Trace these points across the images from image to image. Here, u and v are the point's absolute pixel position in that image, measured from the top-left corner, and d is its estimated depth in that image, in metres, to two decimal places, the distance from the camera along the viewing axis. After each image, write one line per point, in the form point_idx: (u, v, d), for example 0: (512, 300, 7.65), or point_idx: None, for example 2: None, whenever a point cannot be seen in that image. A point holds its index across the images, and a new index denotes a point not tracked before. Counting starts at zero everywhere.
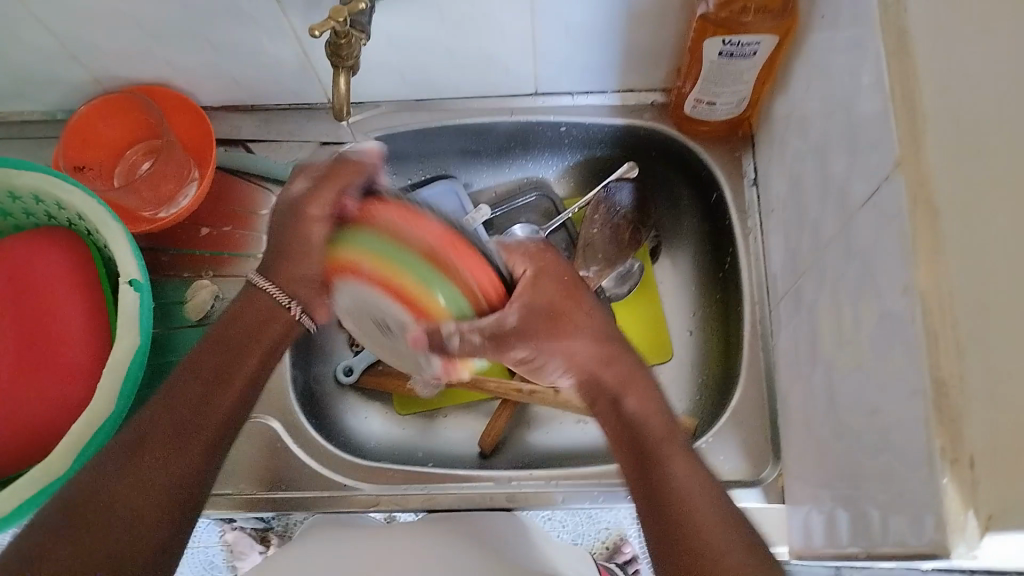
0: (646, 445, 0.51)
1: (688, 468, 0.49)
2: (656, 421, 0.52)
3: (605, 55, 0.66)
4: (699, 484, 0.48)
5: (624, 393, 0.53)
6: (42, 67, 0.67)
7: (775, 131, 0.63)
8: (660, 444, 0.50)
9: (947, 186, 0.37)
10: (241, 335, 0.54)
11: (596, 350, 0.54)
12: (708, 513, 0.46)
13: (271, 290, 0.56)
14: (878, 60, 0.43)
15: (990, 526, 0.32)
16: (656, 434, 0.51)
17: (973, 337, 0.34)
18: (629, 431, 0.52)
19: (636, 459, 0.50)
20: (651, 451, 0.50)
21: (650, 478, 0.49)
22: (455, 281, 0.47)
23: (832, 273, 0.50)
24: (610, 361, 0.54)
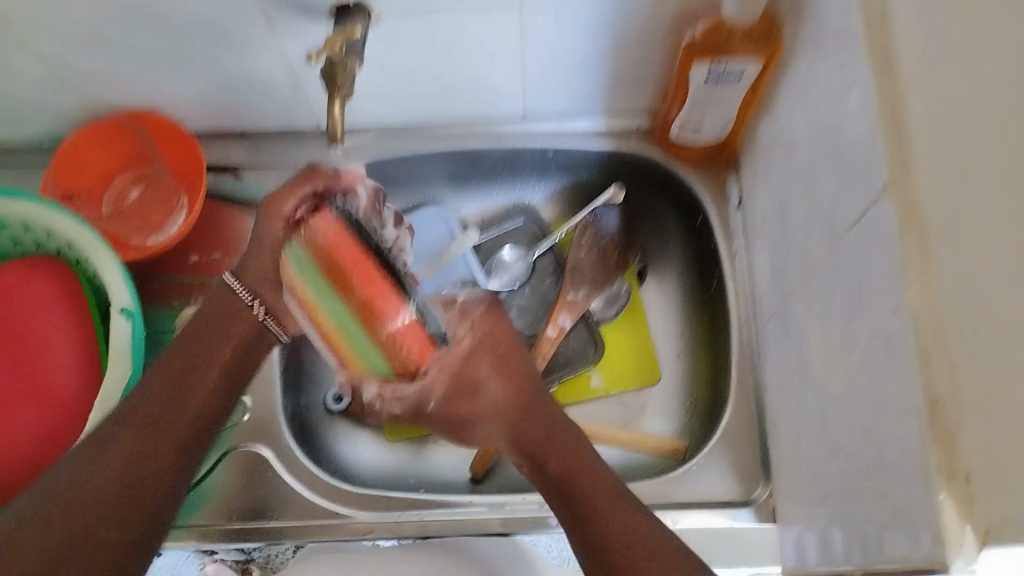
0: (583, 519, 0.53)
1: (622, 520, 0.52)
2: (585, 480, 0.54)
3: (593, 80, 0.68)
4: (624, 530, 0.51)
5: (547, 457, 0.56)
6: (31, 94, 0.67)
7: (759, 155, 0.65)
8: (585, 490, 0.53)
9: (938, 208, 0.38)
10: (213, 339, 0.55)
11: (518, 402, 0.58)
12: (644, 550, 0.50)
13: (235, 289, 0.55)
14: (865, 87, 0.45)
15: (988, 539, 0.33)
16: (586, 496, 0.53)
17: (964, 354, 0.35)
18: (563, 495, 0.54)
19: (575, 525, 0.53)
20: (589, 513, 0.52)
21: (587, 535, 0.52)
22: (373, 337, 0.50)
23: (821, 294, 0.51)
24: (529, 416, 0.58)
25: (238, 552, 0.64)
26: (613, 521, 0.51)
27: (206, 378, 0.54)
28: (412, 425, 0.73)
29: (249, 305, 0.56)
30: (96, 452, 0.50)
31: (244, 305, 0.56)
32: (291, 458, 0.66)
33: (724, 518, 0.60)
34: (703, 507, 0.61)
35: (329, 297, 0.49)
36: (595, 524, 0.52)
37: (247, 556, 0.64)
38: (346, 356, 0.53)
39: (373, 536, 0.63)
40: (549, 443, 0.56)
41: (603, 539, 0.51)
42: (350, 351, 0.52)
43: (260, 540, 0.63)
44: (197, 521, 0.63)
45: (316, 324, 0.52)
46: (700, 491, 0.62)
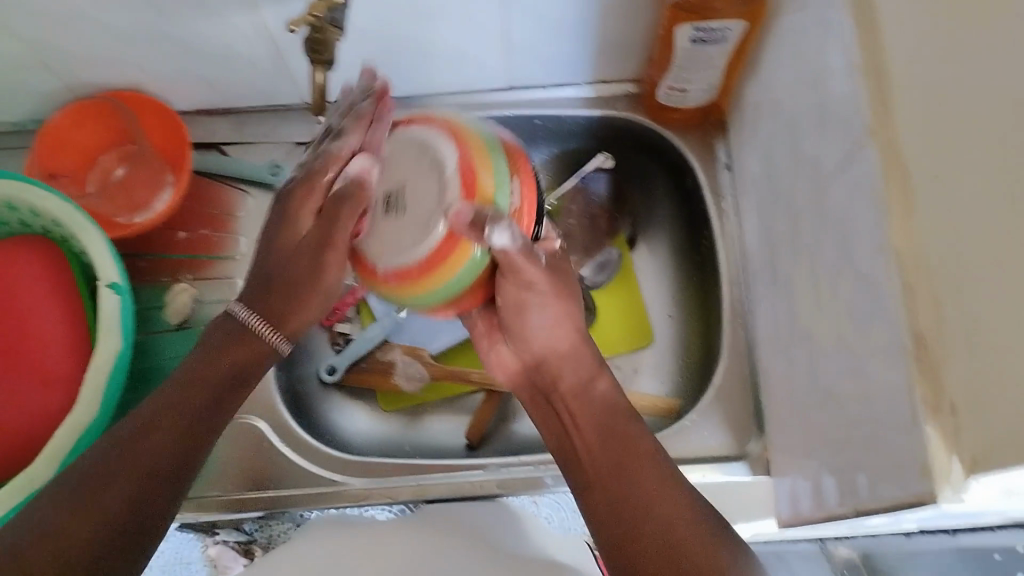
0: (607, 432, 0.49)
1: (651, 453, 0.48)
2: (618, 407, 0.50)
3: (578, 46, 0.67)
4: (659, 462, 0.48)
5: (591, 381, 0.51)
6: (12, 75, 0.67)
7: (746, 114, 0.65)
8: (624, 427, 0.49)
9: (917, 149, 0.38)
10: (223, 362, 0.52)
11: (571, 336, 0.51)
12: (676, 500, 0.46)
13: (241, 316, 0.53)
14: (848, 36, 0.45)
15: (975, 469, 0.33)
16: (621, 421, 0.50)
17: (947, 288, 0.35)
18: (595, 413, 0.50)
19: (602, 438, 0.49)
20: (614, 429, 0.49)
21: (621, 480, 0.47)
22: (516, 181, 0.44)
23: (808, 246, 0.51)
24: (572, 355, 0.51)
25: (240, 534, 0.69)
26: (645, 462, 0.48)
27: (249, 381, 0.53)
28: (408, 394, 0.73)
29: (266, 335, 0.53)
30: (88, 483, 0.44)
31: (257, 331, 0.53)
32: (289, 434, 0.67)
33: (718, 473, 0.61)
34: (697, 463, 0.62)
35: (509, 180, 0.43)
36: (623, 447, 0.48)
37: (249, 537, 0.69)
38: (478, 180, 0.42)
39: (369, 502, 0.64)
40: (568, 361, 0.51)
41: (623, 437, 0.49)
42: (478, 150, 0.43)
43: (263, 510, 0.64)
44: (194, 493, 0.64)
45: (466, 160, 0.42)
46: (692, 447, 0.63)
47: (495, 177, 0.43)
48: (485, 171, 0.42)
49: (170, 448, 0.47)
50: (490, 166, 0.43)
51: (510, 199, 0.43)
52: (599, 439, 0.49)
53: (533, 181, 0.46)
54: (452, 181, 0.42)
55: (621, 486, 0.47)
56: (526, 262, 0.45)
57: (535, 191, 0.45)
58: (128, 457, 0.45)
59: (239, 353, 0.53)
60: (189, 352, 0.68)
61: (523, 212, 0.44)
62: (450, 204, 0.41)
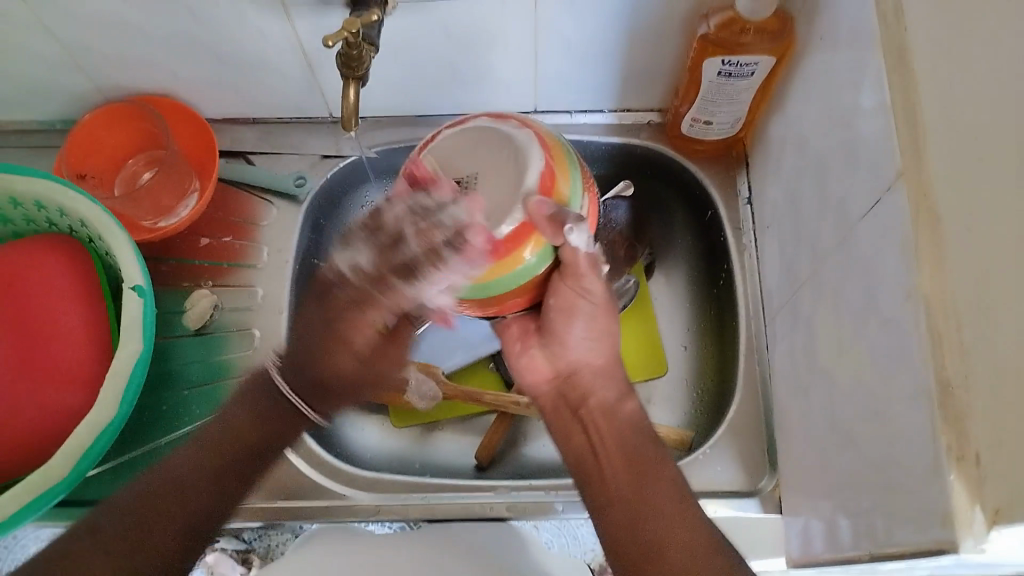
0: (630, 457, 0.51)
1: (670, 481, 0.50)
2: (644, 433, 0.52)
3: (606, 74, 0.68)
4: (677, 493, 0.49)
5: (622, 400, 0.54)
6: (46, 76, 0.67)
7: (770, 150, 0.65)
8: (650, 457, 0.51)
9: (947, 195, 0.38)
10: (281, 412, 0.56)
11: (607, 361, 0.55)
12: (689, 535, 0.47)
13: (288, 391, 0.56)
14: (880, 79, 0.45)
15: (997, 519, 0.33)
16: (649, 451, 0.51)
17: (974, 338, 0.35)
18: (623, 438, 0.52)
19: (626, 463, 0.51)
20: (640, 457, 0.51)
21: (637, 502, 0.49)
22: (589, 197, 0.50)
23: (831, 284, 0.51)
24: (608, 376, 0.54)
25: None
26: (665, 488, 0.50)
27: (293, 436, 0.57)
28: (420, 411, 0.73)
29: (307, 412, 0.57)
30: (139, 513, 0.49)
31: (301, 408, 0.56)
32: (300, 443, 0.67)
33: (731, 508, 0.61)
34: (709, 498, 0.62)
35: (581, 191, 0.49)
36: (648, 472, 0.50)
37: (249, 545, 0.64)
38: (556, 181, 0.48)
39: (377, 518, 0.64)
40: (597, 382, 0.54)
41: (648, 467, 0.50)
42: (561, 159, 0.49)
43: (268, 521, 0.64)
44: None
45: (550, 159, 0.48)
46: (703, 480, 0.63)
47: (569, 184, 0.49)
48: (562, 177, 0.48)
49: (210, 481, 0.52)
50: (567, 176, 0.49)
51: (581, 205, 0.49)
52: (624, 460, 0.51)
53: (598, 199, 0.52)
54: (533, 176, 0.47)
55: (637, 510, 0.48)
56: (588, 270, 0.50)
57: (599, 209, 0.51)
58: (168, 497, 0.50)
59: (271, 421, 0.56)
60: (206, 359, 0.69)
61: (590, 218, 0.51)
62: (530, 195, 0.46)
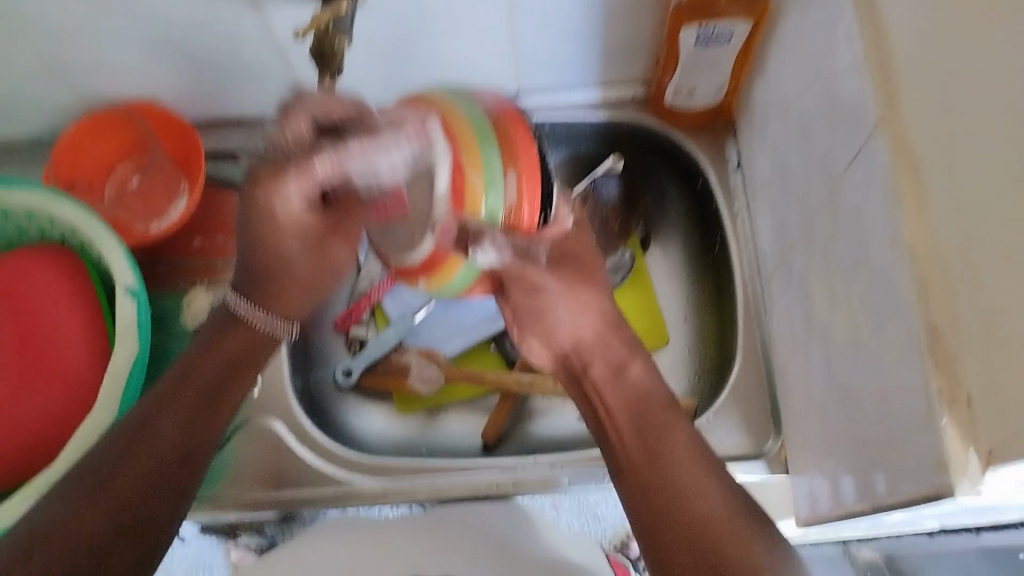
0: (640, 423, 0.50)
1: (682, 442, 0.49)
2: (657, 397, 0.51)
3: (584, 50, 0.67)
4: (693, 457, 0.48)
5: (628, 361, 0.52)
6: (27, 89, 0.68)
7: (755, 113, 0.64)
8: (663, 423, 0.50)
9: (927, 144, 0.38)
10: (234, 353, 0.56)
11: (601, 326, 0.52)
12: (709, 499, 0.46)
13: (246, 315, 0.57)
14: (854, 33, 0.44)
15: (991, 461, 0.33)
16: (658, 416, 0.50)
17: (963, 281, 0.35)
18: (634, 406, 0.51)
19: (636, 430, 0.50)
20: (652, 425, 0.50)
21: (656, 471, 0.48)
22: (510, 186, 0.43)
23: (821, 244, 0.51)
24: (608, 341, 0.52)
25: (260, 538, 0.72)
26: (675, 450, 0.49)
27: (235, 387, 0.56)
28: (421, 395, 0.73)
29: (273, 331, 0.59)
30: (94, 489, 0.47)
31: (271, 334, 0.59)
32: (302, 430, 0.67)
33: (737, 472, 0.60)
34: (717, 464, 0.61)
35: (500, 178, 0.43)
36: (657, 436, 0.49)
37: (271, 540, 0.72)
38: (465, 185, 0.41)
39: (386, 501, 0.64)
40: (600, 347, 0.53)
41: (662, 433, 0.49)
42: (467, 140, 0.42)
43: (280, 509, 0.65)
44: (216, 494, 0.64)
45: (455, 162, 0.41)
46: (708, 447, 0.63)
47: (484, 175, 0.42)
48: (474, 171, 0.41)
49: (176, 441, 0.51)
50: (480, 162, 0.42)
51: (501, 198, 0.43)
52: (636, 426, 0.50)
53: (534, 161, 0.45)
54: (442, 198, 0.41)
55: (659, 482, 0.48)
56: (527, 265, 0.48)
57: (533, 185, 0.44)
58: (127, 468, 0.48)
59: (241, 337, 0.57)
60: None
61: (519, 207, 0.44)
62: (439, 222, 0.41)
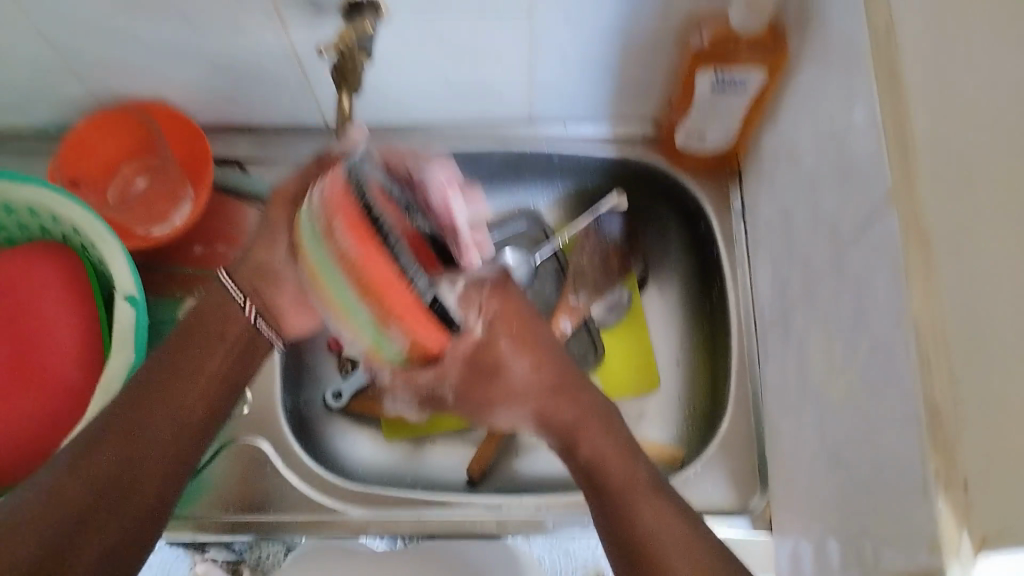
0: (607, 489, 0.50)
1: (658, 510, 0.47)
2: (616, 466, 0.50)
3: (598, 84, 0.68)
4: (663, 517, 0.47)
5: (579, 440, 0.53)
6: (41, 82, 0.67)
7: (764, 166, 0.65)
8: (616, 479, 0.49)
9: (938, 217, 0.38)
10: (206, 333, 0.57)
11: (544, 400, 0.55)
12: (680, 564, 0.44)
13: (228, 287, 0.58)
14: (870, 96, 0.45)
15: (984, 546, 0.33)
16: (619, 480, 0.49)
17: (964, 362, 0.35)
18: (595, 479, 0.50)
19: (597, 497, 0.50)
20: (612, 495, 0.49)
21: (631, 539, 0.47)
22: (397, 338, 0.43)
23: (822, 304, 0.51)
24: (557, 412, 0.54)
25: (229, 552, 0.68)
26: (647, 514, 0.47)
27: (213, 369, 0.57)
28: (406, 424, 0.73)
29: (242, 304, 0.58)
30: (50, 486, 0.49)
31: (237, 302, 0.57)
32: (287, 451, 0.67)
33: (721, 528, 0.60)
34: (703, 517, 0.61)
35: (383, 334, 0.44)
36: (627, 501, 0.48)
37: (238, 557, 0.68)
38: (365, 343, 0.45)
39: (367, 532, 0.64)
40: (575, 425, 0.53)
41: (625, 501, 0.48)
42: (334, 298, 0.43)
43: (255, 533, 0.64)
44: (194, 512, 0.64)
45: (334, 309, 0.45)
46: (694, 498, 0.63)
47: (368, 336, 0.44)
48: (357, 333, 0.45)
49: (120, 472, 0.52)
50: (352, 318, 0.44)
51: (395, 345, 0.44)
52: (606, 486, 0.50)
53: (415, 303, 0.42)
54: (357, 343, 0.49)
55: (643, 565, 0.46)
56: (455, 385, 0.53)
57: (418, 323, 0.43)
58: (93, 468, 0.51)
59: (211, 320, 0.58)
60: None
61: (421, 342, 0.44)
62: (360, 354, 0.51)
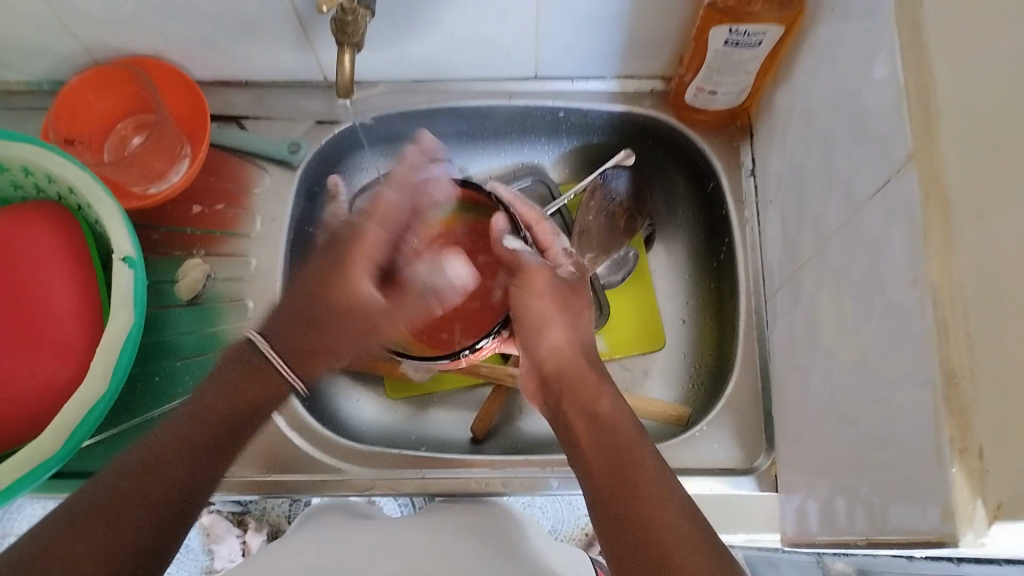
0: (613, 455, 0.48)
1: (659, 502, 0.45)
2: (624, 434, 0.49)
3: (608, 39, 0.66)
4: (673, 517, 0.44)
5: (595, 401, 0.52)
6: (33, 37, 0.65)
7: (776, 120, 0.63)
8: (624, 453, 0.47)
9: (959, 180, 0.37)
10: (254, 390, 0.54)
11: (561, 352, 0.55)
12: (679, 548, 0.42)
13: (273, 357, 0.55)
14: (892, 52, 0.43)
15: (999, 515, 0.32)
16: (622, 450, 0.48)
17: (983, 328, 0.34)
18: (595, 440, 0.49)
19: (602, 453, 0.48)
20: (623, 463, 0.47)
21: (630, 529, 0.44)
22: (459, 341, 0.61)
23: (835, 263, 0.50)
24: (569, 361, 0.55)
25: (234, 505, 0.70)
26: (653, 507, 0.44)
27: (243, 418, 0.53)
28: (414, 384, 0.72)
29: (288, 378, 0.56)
30: (109, 512, 0.44)
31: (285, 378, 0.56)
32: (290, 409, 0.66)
33: (725, 486, 0.60)
34: (705, 475, 0.62)
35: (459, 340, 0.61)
36: (640, 506, 0.44)
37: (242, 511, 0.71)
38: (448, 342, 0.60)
39: (372, 492, 0.64)
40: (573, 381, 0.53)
41: (626, 469, 0.47)
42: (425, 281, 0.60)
43: (262, 492, 0.64)
44: None
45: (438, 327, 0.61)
46: (700, 459, 0.63)
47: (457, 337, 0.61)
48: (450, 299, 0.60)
49: (146, 525, 0.45)
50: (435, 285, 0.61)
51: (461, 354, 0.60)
52: (602, 496, 0.46)
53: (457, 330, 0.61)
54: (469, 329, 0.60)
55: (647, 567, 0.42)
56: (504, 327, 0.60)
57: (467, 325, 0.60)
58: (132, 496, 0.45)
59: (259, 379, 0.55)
60: (198, 330, 0.68)
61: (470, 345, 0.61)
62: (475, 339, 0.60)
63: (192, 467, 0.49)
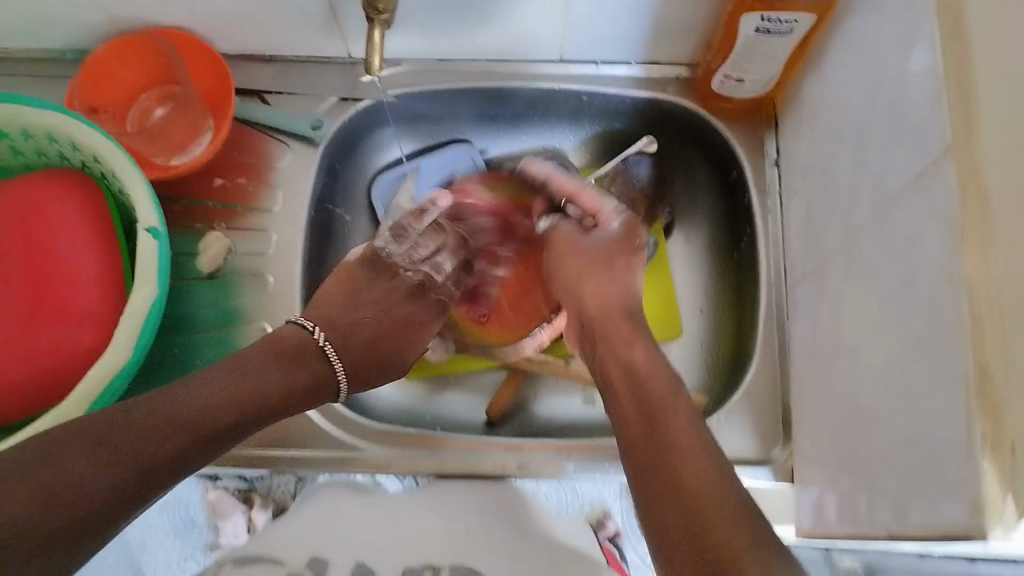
0: (643, 400, 0.50)
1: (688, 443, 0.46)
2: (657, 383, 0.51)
3: (637, 23, 0.65)
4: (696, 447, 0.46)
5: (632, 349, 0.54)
6: (59, 6, 0.65)
7: (804, 110, 0.63)
8: (655, 391, 0.50)
9: (997, 175, 0.36)
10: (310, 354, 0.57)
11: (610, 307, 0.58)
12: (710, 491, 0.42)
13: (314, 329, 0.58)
14: (932, 43, 0.43)
15: None
16: (658, 394, 0.50)
17: (1020, 324, 0.34)
18: (632, 390, 0.51)
19: (641, 412, 0.49)
20: (655, 407, 0.49)
21: (663, 459, 0.45)
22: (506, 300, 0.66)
23: (862, 254, 0.50)
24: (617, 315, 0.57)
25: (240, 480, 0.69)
26: (681, 451, 0.45)
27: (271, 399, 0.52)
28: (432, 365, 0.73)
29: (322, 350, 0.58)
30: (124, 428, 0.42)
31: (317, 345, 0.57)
32: None
33: (742, 475, 0.60)
34: None
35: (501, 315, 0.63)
36: (667, 442, 0.46)
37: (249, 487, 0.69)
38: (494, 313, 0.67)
39: (388, 471, 0.64)
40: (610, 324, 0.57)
41: (660, 409, 0.49)
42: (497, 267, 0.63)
43: (273, 468, 0.64)
44: None
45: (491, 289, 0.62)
46: (717, 446, 0.62)
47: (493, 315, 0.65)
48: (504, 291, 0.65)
49: (164, 451, 0.43)
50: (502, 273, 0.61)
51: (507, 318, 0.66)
52: (635, 442, 0.48)
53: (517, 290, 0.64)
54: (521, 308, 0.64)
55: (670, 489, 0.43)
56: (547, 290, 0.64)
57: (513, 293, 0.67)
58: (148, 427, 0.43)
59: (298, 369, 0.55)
60: (217, 304, 0.68)
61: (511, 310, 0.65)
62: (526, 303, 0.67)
63: (203, 419, 0.47)
